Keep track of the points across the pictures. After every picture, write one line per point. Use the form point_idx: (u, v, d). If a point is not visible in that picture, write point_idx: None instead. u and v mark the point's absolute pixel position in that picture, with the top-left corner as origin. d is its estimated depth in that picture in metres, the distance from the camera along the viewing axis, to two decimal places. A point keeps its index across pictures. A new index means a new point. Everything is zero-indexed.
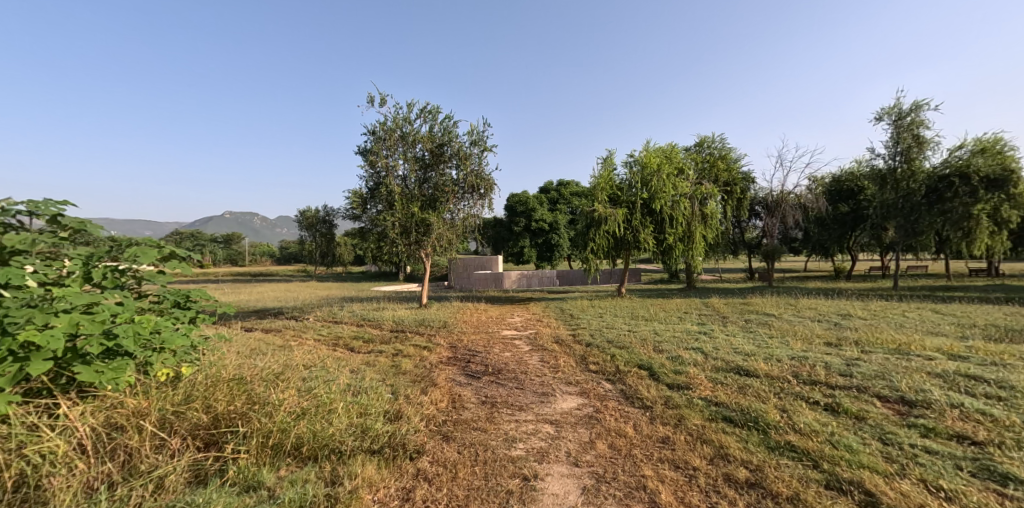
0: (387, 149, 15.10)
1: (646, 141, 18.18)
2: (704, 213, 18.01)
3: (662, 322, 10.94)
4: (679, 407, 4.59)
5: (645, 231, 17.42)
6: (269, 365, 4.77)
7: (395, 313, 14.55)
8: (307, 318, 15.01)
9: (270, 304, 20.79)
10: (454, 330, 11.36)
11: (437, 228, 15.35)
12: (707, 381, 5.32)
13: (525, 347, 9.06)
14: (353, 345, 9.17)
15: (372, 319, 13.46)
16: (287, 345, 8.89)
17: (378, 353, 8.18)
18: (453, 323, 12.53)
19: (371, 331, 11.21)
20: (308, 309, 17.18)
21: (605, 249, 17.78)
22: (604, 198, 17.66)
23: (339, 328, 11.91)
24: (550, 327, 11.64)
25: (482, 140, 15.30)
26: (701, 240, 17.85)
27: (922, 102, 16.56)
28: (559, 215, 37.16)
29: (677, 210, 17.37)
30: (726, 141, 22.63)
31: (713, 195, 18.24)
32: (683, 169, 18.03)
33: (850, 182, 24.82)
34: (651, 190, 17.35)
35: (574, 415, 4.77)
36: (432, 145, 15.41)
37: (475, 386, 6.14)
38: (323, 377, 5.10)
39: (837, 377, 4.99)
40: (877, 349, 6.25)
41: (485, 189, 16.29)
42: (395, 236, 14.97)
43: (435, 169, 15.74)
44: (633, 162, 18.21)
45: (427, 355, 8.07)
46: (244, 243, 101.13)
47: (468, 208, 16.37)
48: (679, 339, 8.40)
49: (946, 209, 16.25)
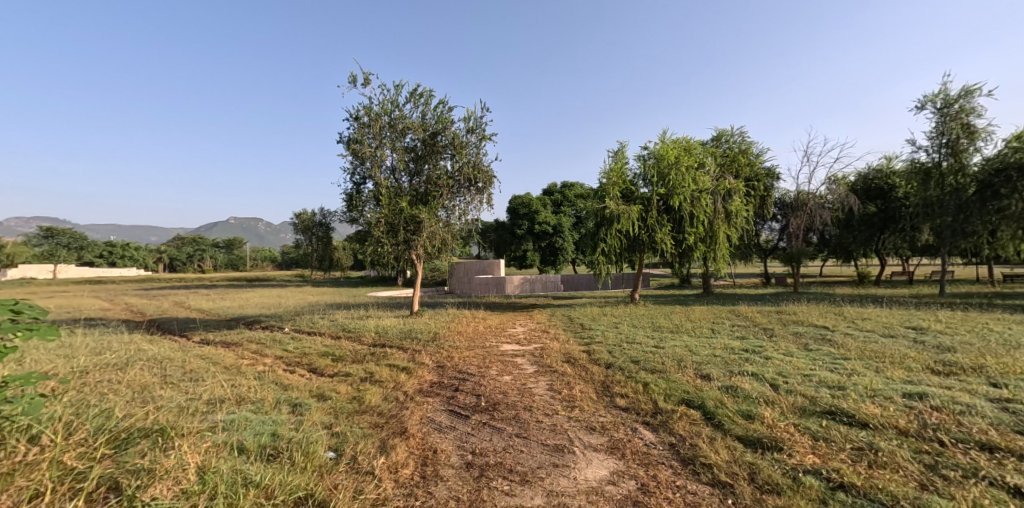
0: (375, 137, 13.48)
1: (662, 132, 16.51)
2: (727, 211, 16.26)
3: (692, 335, 9.17)
4: (781, 490, 2.82)
5: (661, 230, 15.71)
6: (122, 434, 3.04)
7: (382, 323, 12.83)
8: (283, 328, 13.29)
9: (251, 311, 19.09)
10: (444, 344, 9.61)
11: (428, 226, 13.62)
12: (802, 434, 3.53)
13: (530, 369, 7.32)
14: (318, 366, 7.41)
15: (353, 330, 11.74)
16: (235, 366, 7.16)
17: (342, 378, 6.44)
18: (445, 335, 10.80)
19: (348, 346, 9.48)
20: (289, 318, 15.46)
21: (616, 251, 16.13)
22: (616, 194, 15.98)
23: (313, 341, 10.19)
24: (559, 341, 9.90)
25: (480, 128, 13.71)
26: (724, 240, 16.08)
27: (972, 88, 14.83)
28: (563, 217, 35.46)
29: (698, 207, 15.64)
30: (746, 136, 20.95)
31: (738, 190, 16.48)
32: (704, 161, 16.31)
33: (879, 180, 23.01)
34: (668, 185, 15.68)
35: (607, 498, 3.01)
36: (424, 134, 13.83)
37: (460, 435, 4.39)
38: (217, 440, 3.36)
39: (1014, 434, 3.21)
40: (1018, 382, 4.47)
41: (485, 183, 14.68)
42: (380, 235, 13.28)
43: (429, 160, 14.12)
44: (648, 154, 16.63)
45: (404, 382, 6.32)
46: (245, 248, 99.97)
47: (466, 204, 14.70)
48: (724, 360, 6.64)
49: (1003, 207, 14.08)
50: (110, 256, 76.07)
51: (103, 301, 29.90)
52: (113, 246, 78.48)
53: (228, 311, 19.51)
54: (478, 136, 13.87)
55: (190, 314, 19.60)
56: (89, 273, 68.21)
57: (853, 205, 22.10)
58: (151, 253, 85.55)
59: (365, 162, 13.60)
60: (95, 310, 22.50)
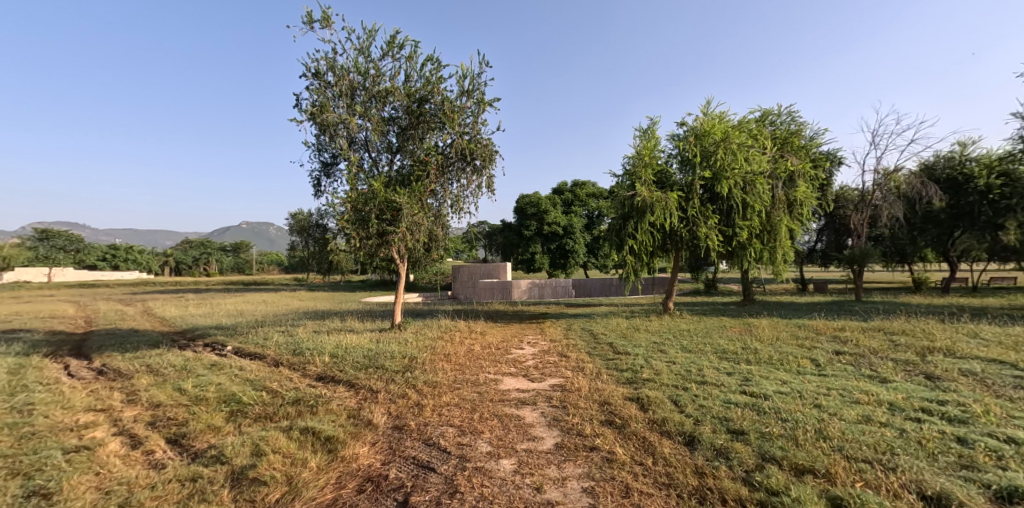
0: (343, 103, 10.63)
1: (704, 104, 13.48)
2: (789, 199, 13.11)
3: (791, 371, 6.02)
4: None
5: (706, 223, 12.69)
6: None
7: (349, 341, 9.84)
8: (224, 348, 10.28)
9: (212, 321, 16.14)
10: (418, 381, 6.51)
11: (411, 216, 10.63)
12: None
13: (549, 442, 4.20)
14: (187, 429, 4.34)
15: (306, 353, 8.76)
16: (36, 436, 4.09)
17: (191, 477, 3.35)
18: (424, 363, 7.74)
19: (278, 382, 6.44)
20: (242, 332, 12.46)
21: (647, 249, 13.40)
22: (647, 179, 12.99)
23: (237, 371, 7.18)
24: (588, 376, 6.81)
25: (478, 90, 10.85)
26: (785, 236, 12.95)
27: None
28: (575, 217, 32.30)
29: (752, 195, 12.55)
30: (796, 116, 17.77)
31: (802, 174, 13.28)
32: (760, 137, 13.15)
33: (948, 170, 19.62)
34: (714, 167, 12.62)
35: None
36: (407, 99, 11.05)
37: None
38: None
39: None
40: None
41: (483, 161, 11.72)
42: (348, 226, 10.39)
43: (413, 133, 11.33)
44: (686, 131, 13.65)
45: (302, 488, 3.21)
46: (249, 251, 97.86)
47: (459, 189, 11.75)
48: (917, 435, 3.45)
49: None
50: (110, 259, 74.05)
51: (75, 307, 27.14)
52: (116, 249, 76.43)
53: (188, 321, 16.73)
54: (476, 101, 11.02)
55: (142, 324, 16.66)
56: (87, 276, 66.23)
57: (925, 199, 18.37)
58: (156, 256, 84.42)
59: (331, 134, 10.76)
60: (48, 318, 19.78)
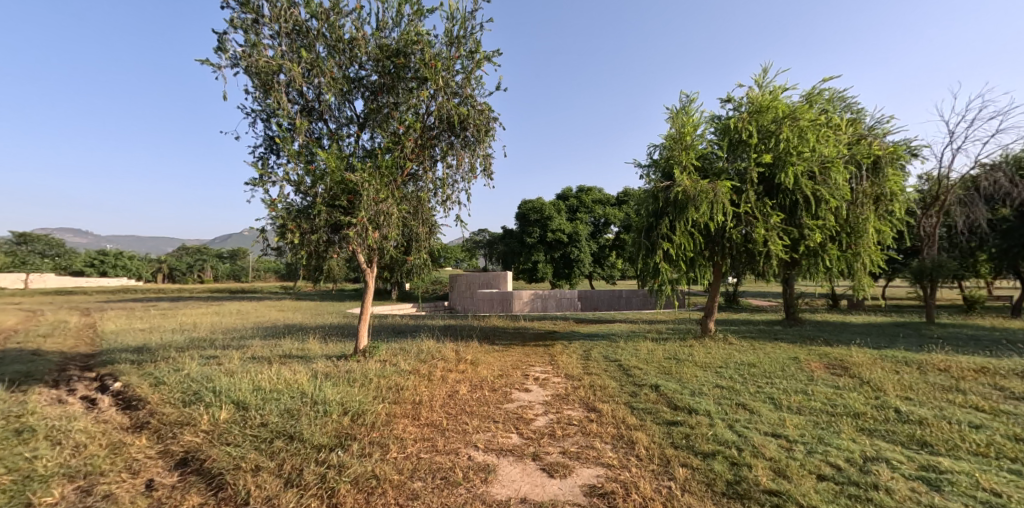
0: (286, 51, 7.76)
1: (759, 74, 10.70)
2: (874, 193, 10.21)
3: None
4: None
5: (764, 220, 9.86)
6: None
7: (281, 378, 6.86)
8: (109, 386, 7.28)
9: (146, 339, 13.12)
10: (342, 482, 3.54)
11: (375, 201, 7.76)
12: None
13: None
14: None
15: (202, 401, 5.77)
16: None
17: None
18: (373, 431, 4.76)
19: (82, 485, 3.47)
20: (160, 357, 9.48)
21: (686, 255, 10.50)
22: (688, 165, 10.17)
23: (45, 446, 4.20)
24: (648, 469, 3.84)
25: (471, 38, 8.10)
26: (869, 238, 10.05)
27: None
28: (581, 224, 29.38)
29: (826, 186, 9.67)
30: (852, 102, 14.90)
31: (887, 161, 10.34)
32: (831, 114, 10.29)
33: None
34: (777, 149, 9.78)
35: None
36: (376, 48, 8.24)
37: None
38: None
39: None
40: None
41: (478, 133, 8.94)
42: (288, 215, 7.52)
43: (386, 97, 8.53)
44: (733, 109, 10.84)
45: None
46: (244, 257, 94.95)
47: (446, 171, 8.92)
48: None
49: None
50: (99, 264, 71.32)
51: (24, 317, 23.93)
52: (105, 253, 73.27)
53: (122, 338, 13.77)
54: (470, 53, 8.23)
55: (66, 342, 13.67)
56: (70, 280, 63.40)
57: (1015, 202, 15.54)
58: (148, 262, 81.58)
59: (269, 93, 7.86)
60: None
